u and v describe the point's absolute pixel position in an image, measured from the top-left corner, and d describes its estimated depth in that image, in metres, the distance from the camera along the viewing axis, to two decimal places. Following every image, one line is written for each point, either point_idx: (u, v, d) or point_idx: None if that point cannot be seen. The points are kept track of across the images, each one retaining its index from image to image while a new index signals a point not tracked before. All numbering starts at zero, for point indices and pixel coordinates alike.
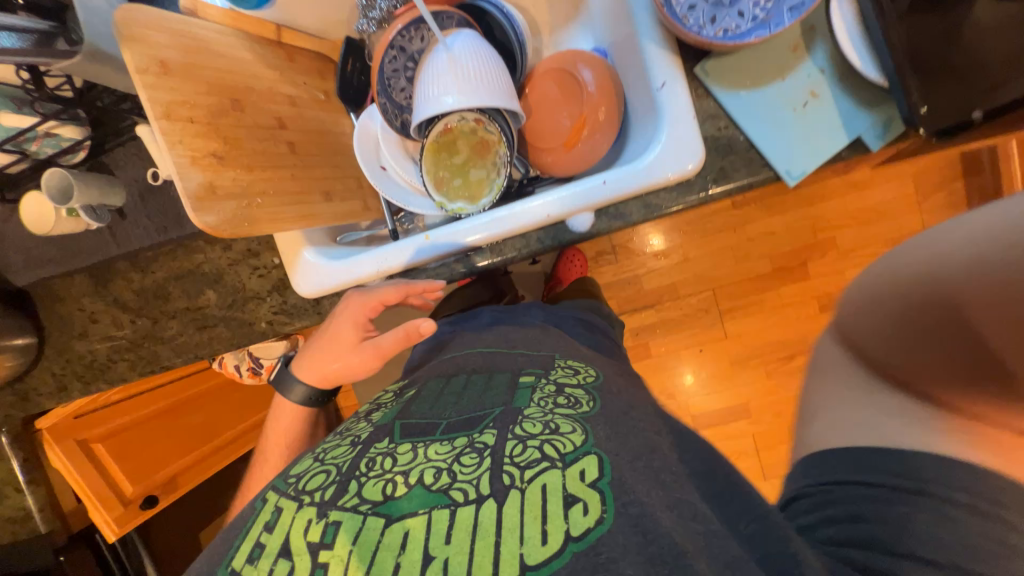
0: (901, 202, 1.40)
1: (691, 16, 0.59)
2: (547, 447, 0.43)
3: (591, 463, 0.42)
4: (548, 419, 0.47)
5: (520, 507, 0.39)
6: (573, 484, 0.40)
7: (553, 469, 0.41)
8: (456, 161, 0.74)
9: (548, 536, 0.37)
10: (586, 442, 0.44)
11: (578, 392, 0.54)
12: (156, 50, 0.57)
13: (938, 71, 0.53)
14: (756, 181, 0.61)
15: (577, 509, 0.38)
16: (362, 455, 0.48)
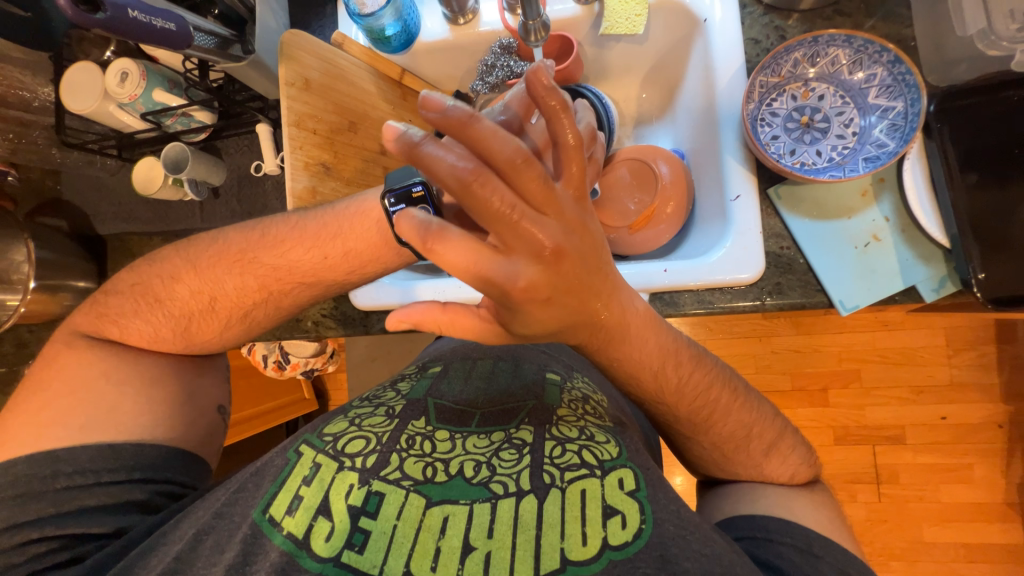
0: (933, 351, 1.51)
1: (773, 145, 0.66)
2: (585, 455, 0.52)
3: (627, 476, 0.51)
4: (583, 427, 0.56)
5: (561, 507, 0.48)
6: (613, 496, 0.49)
7: (593, 477, 0.50)
8: None
9: (588, 539, 0.47)
10: (622, 456, 0.53)
11: (600, 405, 0.62)
12: (305, 70, 0.66)
13: (1003, 244, 0.56)
14: (809, 303, 0.65)
15: (616, 521, 0.48)
16: (401, 430, 0.55)
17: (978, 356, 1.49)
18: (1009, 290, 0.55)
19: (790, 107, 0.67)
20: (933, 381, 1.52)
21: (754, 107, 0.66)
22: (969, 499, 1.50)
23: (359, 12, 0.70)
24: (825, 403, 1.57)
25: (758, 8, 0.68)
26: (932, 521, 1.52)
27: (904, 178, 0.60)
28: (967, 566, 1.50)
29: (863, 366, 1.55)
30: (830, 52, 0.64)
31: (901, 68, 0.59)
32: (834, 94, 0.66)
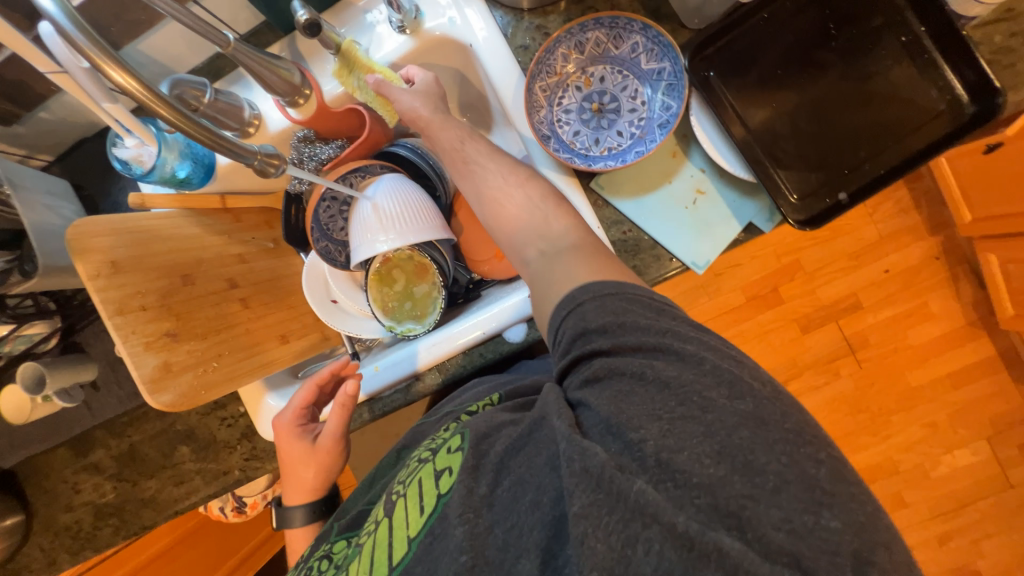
0: (857, 214, 1.56)
1: (578, 140, 0.67)
2: (427, 451, 0.57)
3: (456, 439, 0.55)
4: (436, 437, 0.60)
5: (404, 501, 0.53)
6: (442, 461, 0.53)
7: (427, 464, 0.55)
8: (398, 289, 0.79)
9: (423, 504, 0.51)
10: (456, 429, 0.57)
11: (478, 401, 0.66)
12: (106, 253, 0.61)
13: (796, 161, 0.59)
14: (669, 273, 0.66)
15: (443, 476, 0.52)
16: (307, 565, 0.62)
17: (896, 203, 1.54)
18: (820, 204, 0.58)
19: (578, 99, 0.67)
20: (867, 242, 1.57)
21: (546, 111, 0.67)
22: (937, 333, 1.57)
23: (142, 169, 0.68)
24: (782, 301, 1.61)
25: (521, 14, 0.68)
26: (913, 367, 1.59)
27: (696, 134, 0.61)
28: (958, 393, 1.58)
29: (800, 254, 1.59)
30: (590, 35, 0.64)
31: (652, 31, 0.60)
32: (611, 72, 0.66)
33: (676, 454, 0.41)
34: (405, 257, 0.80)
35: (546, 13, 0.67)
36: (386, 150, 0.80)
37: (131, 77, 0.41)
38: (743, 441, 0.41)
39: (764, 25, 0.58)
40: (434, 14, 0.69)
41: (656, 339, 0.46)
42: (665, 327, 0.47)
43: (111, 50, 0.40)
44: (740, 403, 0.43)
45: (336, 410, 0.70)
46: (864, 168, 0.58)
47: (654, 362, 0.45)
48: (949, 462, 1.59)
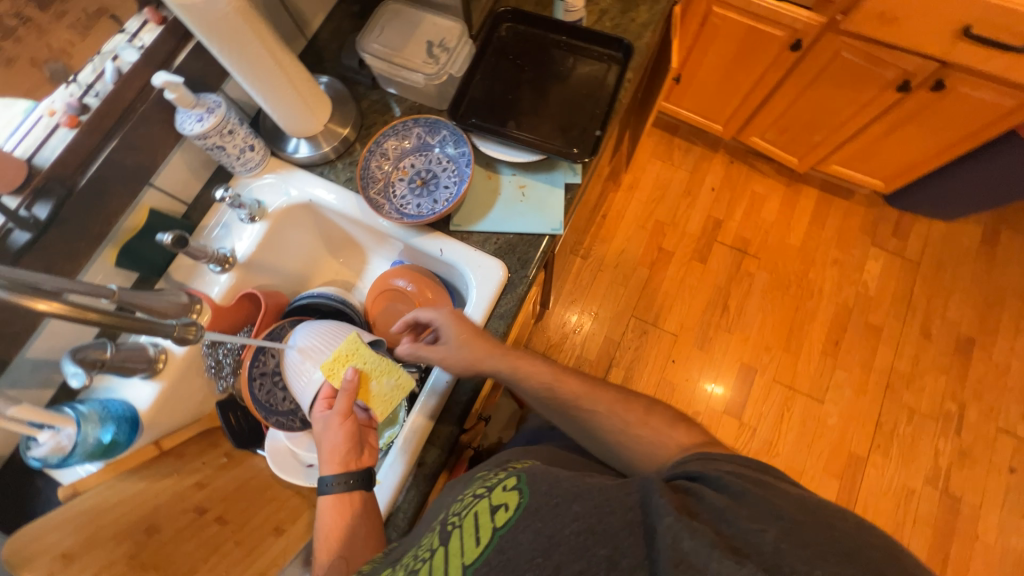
0: (665, 170, 1.99)
1: (423, 207, 0.84)
2: (479, 489, 0.59)
3: (511, 479, 0.58)
4: (485, 482, 0.61)
5: (460, 536, 0.54)
6: (498, 496, 0.56)
7: (483, 499, 0.57)
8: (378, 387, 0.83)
9: (480, 538, 0.53)
10: (510, 471, 0.60)
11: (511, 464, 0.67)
12: (54, 549, 0.58)
13: (559, 133, 0.82)
14: (544, 246, 0.81)
15: (501, 511, 0.54)
16: None
17: (680, 147, 2.01)
18: (591, 143, 0.81)
19: (406, 184, 0.85)
20: (687, 180, 1.98)
21: (388, 203, 0.84)
22: (779, 203, 1.94)
23: (62, 456, 0.67)
24: (671, 253, 1.89)
25: (333, 161, 0.89)
26: (788, 233, 1.90)
27: (492, 156, 0.83)
28: (828, 229, 1.90)
29: (655, 215, 1.94)
30: (387, 144, 0.86)
31: (422, 120, 0.85)
32: (416, 157, 0.86)
33: (796, 550, 0.45)
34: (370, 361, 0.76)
35: (351, 152, 0.89)
36: (287, 309, 0.90)
37: (54, 303, 0.48)
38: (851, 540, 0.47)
39: (481, 79, 0.85)
40: (273, 197, 0.86)
41: (811, 507, 0.50)
42: (781, 481, 0.55)
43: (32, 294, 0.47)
44: (833, 506, 0.51)
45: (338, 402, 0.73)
46: (597, 113, 0.83)
47: (765, 479, 0.54)
48: (870, 276, 1.85)
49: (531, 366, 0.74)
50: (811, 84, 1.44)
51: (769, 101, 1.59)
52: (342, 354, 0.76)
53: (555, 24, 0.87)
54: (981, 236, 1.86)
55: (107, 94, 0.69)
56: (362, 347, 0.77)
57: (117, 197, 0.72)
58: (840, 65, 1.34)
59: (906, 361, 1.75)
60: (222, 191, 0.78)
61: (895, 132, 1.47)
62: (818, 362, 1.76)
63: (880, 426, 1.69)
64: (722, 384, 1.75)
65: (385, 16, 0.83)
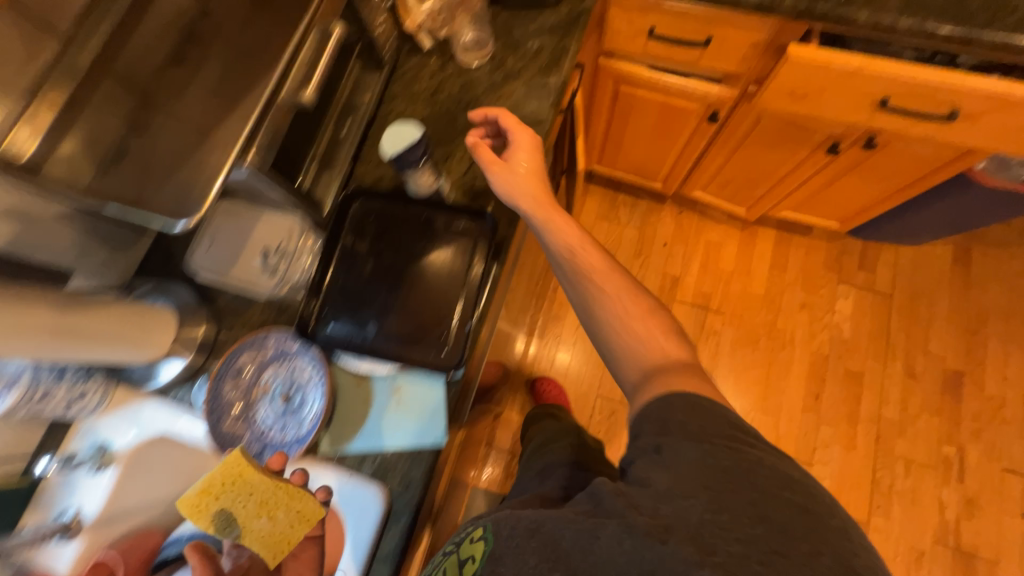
0: (613, 230, 1.90)
1: (286, 432, 0.72)
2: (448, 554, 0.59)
3: (478, 532, 0.56)
4: (455, 539, 0.60)
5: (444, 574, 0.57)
6: (465, 549, 0.56)
7: (450, 558, 0.58)
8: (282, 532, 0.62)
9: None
10: (478, 521, 0.58)
11: (465, 528, 0.60)
12: None
13: (427, 329, 0.71)
14: (428, 462, 0.71)
15: (468, 562, 0.54)
16: None
17: (626, 204, 1.91)
18: (462, 338, 0.71)
19: (266, 405, 0.74)
20: (637, 238, 1.88)
21: (249, 431, 0.73)
22: (737, 249, 1.84)
23: None
24: None
25: (190, 378, 0.80)
26: (749, 281, 1.80)
27: (359, 366, 0.74)
28: (791, 270, 1.80)
29: None
30: (240, 360, 0.75)
31: (277, 330, 0.76)
32: (276, 367, 0.75)
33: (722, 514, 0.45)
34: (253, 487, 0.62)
35: (218, 351, 0.81)
36: (161, 560, 0.73)
37: None
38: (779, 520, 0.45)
39: (334, 275, 0.74)
40: (121, 434, 0.76)
41: (792, 495, 0.47)
42: (756, 446, 0.52)
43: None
44: (761, 452, 0.51)
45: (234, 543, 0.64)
46: (468, 299, 0.73)
47: (724, 457, 0.50)
48: (842, 317, 1.73)
49: (557, 221, 0.73)
50: (738, 147, 1.34)
51: (703, 161, 1.49)
52: (215, 487, 0.62)
53: (410, 196, 0.77)
54: (953, 256, 1.75)
55: None
56: (242, 470, 0.62)
57: None
58: (762, 131, 1.24)
59: (895, 406, 1.63)
60: (46, 459, 0.73)
61: (837, 181, 1.38)
62: (801, 420, 1.64)
63: (876, 483, 1.56)
64: None
65: (215, 222, 0.73)
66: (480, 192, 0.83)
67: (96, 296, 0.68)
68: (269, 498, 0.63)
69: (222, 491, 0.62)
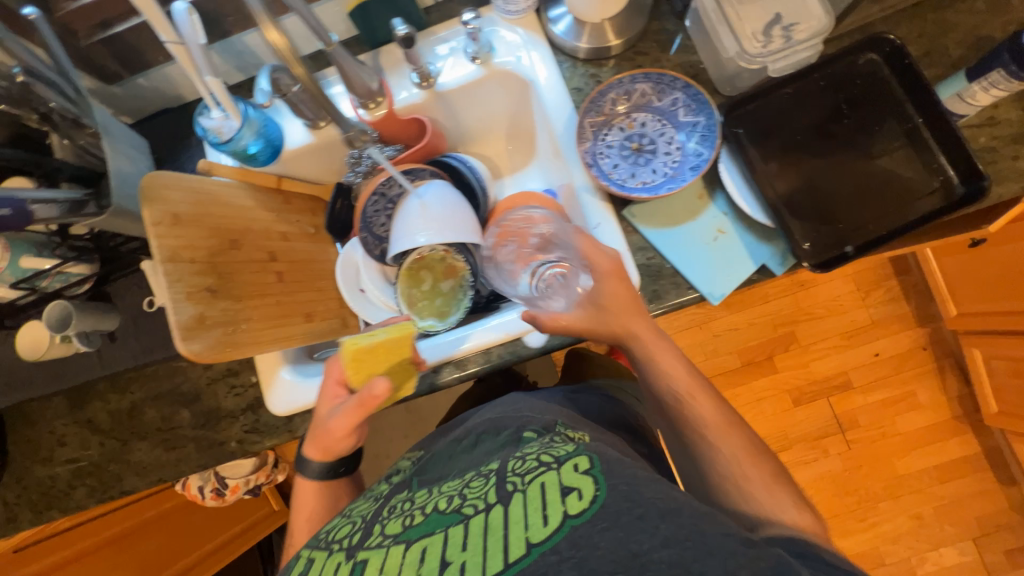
0: (851, 296, 1.65)
1: (616, 172, 0.73)
2: (545, 457, 0.49)
3: (583, 458, 0.47)
4: (543, 455, 0.50)
5: (525, 503, 0.44)
6: (570, 475, 0.45)
7: (550, 469, 0.47)
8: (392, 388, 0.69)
9: (548, 519, 0.42)
10: (580, 448, 0.50)
11: (536, 468, 0.48)
12: (169, 204, 0.67)
13: (812, 213, 0.67)
14: (685, 301, 0.71)
15: (574, 495, 0.43)
16: (383, 504, 0.57)
17: (886, 291, 1.64)
18: (832, 249, 0.65)
19: (621, 138, 0.75)
20: (859, 324, 1.65)
21: (592, 142, 0.75)
22: (924, 423, 1.60)
23: (218, 139, 0.75)
24: (774, 371, 1.67)
25: (576, 62, 0.79)
26: (902, 455, 1.60)
27: (723, 178, 0.69)
28: (945, 488, 1.57)
29: (795, 327, 1.67)
30: (638, 86, 0.74)
31: (693, 90, 0.71)
32: (653, 120, 0.74)
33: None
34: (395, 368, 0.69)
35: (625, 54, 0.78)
36: (437, 158, 0.88)
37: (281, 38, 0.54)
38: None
39: (787, 94, 0.68)
40: (505, 51, 0.79)
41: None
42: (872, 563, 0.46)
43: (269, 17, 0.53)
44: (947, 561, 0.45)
45: (356, 407, 0.65)
46: (867, 229, 0.65)
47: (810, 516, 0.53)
48: (936, 559, 1.56)
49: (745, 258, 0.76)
50: None
51: None
52: (391, 348, 0.68)
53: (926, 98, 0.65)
54: None
55: None
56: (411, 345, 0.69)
57: None
58: None
59: None
60: (472, 15, 0.72)
61: None
62: None
63: None
64: None
65: None
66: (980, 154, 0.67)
67: None
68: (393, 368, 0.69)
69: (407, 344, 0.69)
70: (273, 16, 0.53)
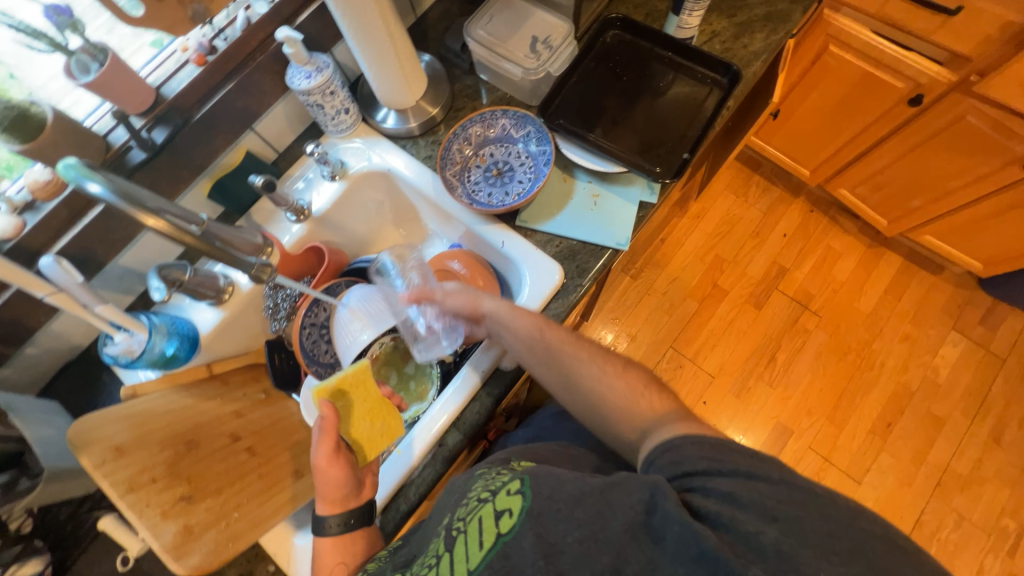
0: (738, 203, 1.90)
1: (493, 197, 0.84)
2: (484, 492, 0.57)
3: (515, 482, 0.55)
4: (482, 491, 0.57)
5: (474, 537, 0.52)
6: (502, 501, 0.53)
7: (487, 503, 0.54)
8: (365, 427, 0.72)
9: (484, 541, 0.51)
10: (513, 473, 0.57)
11: (495, 503, 0.54)
12: (108, 440, 0.64)
13: (648, 146, 0.81)
14: (606, 259, 0.80)
15: (505, 518, 0.52)
16: None
17: (758, 186, 1.91)
18: (677, 162, 0.78)
19: (481, 172, 0.86)
20: (757, 220, 1.88)
21: (461, 187, 0.85)
22: (854, 264, 1.81)
23: (131, 358, 0.74)
24: (725, 292, 1.81)
25: (416, 138, 0.92)
26: (857, 298, 1.77)
27: (571, 157, 0.82)
28: (905, 301, 1.75)
29: (715, 250, 1.85)
30: (471, 130, 0.87)
31: (511, 112, 0.85)
32: (497, 147, 0.87)
33: (797, 557, 0.42)
34: (355, 409, 0.71)
35: (450, 116, 0.92)
36: (347, 269, 0.94)
37: (160, 222, 0.48)
38: (844, 528, 0.44)
39: (577, 81, 0.84)
40: (355, 159, 0.90)
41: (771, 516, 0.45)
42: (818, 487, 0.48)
43: (145, 207, 0.48)
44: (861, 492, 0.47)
45: (328, 439, 0.68)
46: (688, 137, 0.80)
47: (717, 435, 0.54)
48: (944, 362, 1.69)
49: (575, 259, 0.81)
50: (916, 146, 1.34)
51: (871, 152, 1.48)
52: (345, 385, 0.71)
53: (663, 39, 0.85)
54: None
55: (235, 39, 0.74)
56: (370, 381, 0.73)
57: (222, 135, 0.78)
58: (960, 129, 1.22)
59: (965, 462, 1.58)
60: (313, 146, 0.83)
61: (1005, 214, 1.34)
62: (864, 440, 1.63)
63: (919, 525, 1.53)
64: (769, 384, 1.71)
65: (496, 6, 0.85)
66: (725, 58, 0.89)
67: (399, 31, 0.77)
68: (377, 406, 0.73)
69: (364, 386, 0.72)
70: (149, 208, 0.49)
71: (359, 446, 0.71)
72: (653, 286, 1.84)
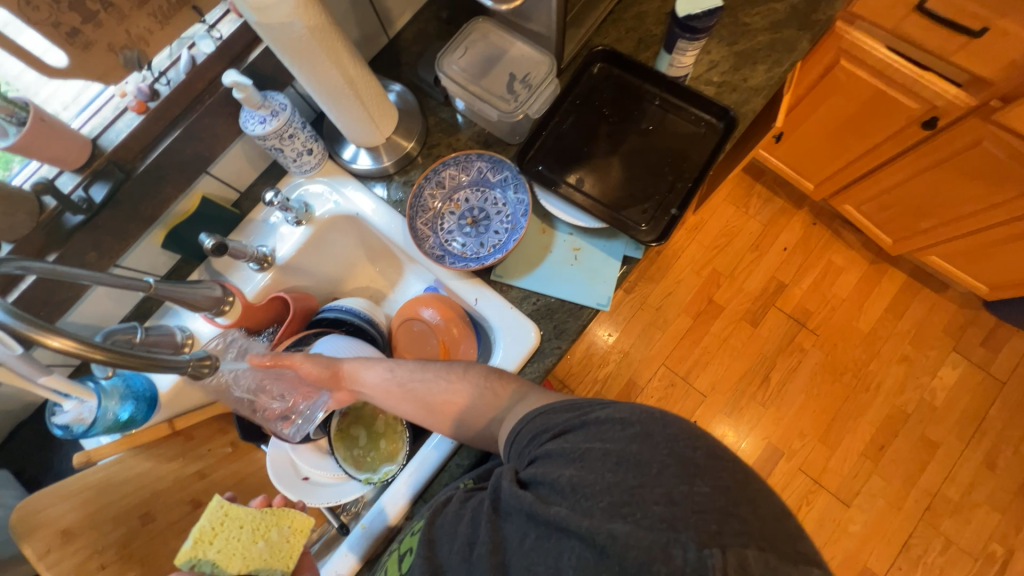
0: (738, 215, 1.83)
1: (467, 248, 0.79)
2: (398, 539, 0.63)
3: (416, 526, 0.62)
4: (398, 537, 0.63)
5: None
6: (405, 544, 0.59)
7: (395, 549, 0.61)
8: (260, 550, 0.65)
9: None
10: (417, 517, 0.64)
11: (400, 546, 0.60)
12: (56, 524, 0.63)
13: (634, 198, 0.74)
14: (586, 319, 0.75)
15: (404, 559, 0.57)
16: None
17: (759, 196, 1.83)
18: (664, 219, 0.73)
19: (455, 220, 0.80)
20: (757, 233, 1.81)
21: (433, 237, 0.80)
22: (854, 280, 1.75)
23: (84, 426, 0.69)
24: (721, 308, 1.76)
25: (389, 177, 0.84)
26: (857, 316, 1.72)
27: (551, 210, 0.76)
28: (906, 320, 1.70)
29: (713, 264, 1.79)
30: (445, 174, 0.80)
31: (487, 155, 0.79)
32: (472, 192, 0.81)
33: (589, 491, 0.45)
34: (233, 542, 0.64)
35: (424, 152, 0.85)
36: (315, 318, 0.88)
37: (69, 340, 0.42)
38: (680, 506, 0.42)
39: (558, 124, 0.78)
40: (321, 202, 0.85)
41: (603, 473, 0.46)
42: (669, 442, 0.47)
43: (50, 324, 0.42)
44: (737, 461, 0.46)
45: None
46: (678, 188, 0.74)
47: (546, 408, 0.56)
48: (942, 384, 1.65)
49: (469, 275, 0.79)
50: (927, 168, 1.26)
51: (879, 170, 1.40)
52: (204, 535, 0.64)
53: (654, 76, 0.78)
54: None
55: (178, 83, 0.67)
56: (231, 508, 0.66)
57: (172, 184, 0.71)
58: (974, 155, 1.14)
59: (957, 487, 1.56)
60: (273, 194, 0.75)
61: (1017, 242, 1.28)
62: (855, 462, 1.61)
63: (906, 549, 1.53)
64: (762, 404, 1.68)
65: (471, 35, 0.78)
66: (722, 93, 0.82)
67: (366, 74, 0.70)
68: (260, 521, 0.67)
69: (229, 520, 0.66)
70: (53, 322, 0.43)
71: (269, 569, 0.65)
72: (647, 300, 1.79)
